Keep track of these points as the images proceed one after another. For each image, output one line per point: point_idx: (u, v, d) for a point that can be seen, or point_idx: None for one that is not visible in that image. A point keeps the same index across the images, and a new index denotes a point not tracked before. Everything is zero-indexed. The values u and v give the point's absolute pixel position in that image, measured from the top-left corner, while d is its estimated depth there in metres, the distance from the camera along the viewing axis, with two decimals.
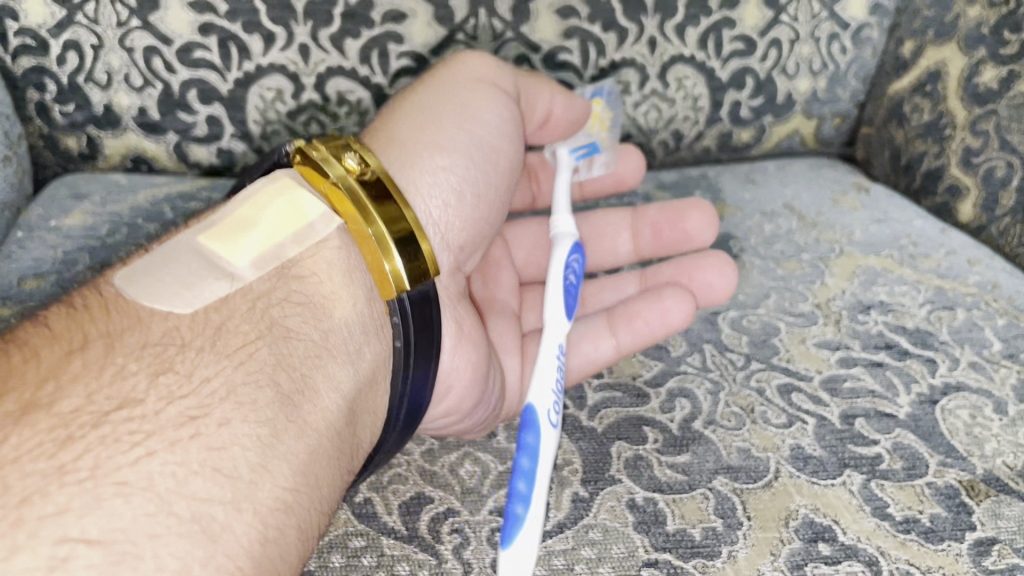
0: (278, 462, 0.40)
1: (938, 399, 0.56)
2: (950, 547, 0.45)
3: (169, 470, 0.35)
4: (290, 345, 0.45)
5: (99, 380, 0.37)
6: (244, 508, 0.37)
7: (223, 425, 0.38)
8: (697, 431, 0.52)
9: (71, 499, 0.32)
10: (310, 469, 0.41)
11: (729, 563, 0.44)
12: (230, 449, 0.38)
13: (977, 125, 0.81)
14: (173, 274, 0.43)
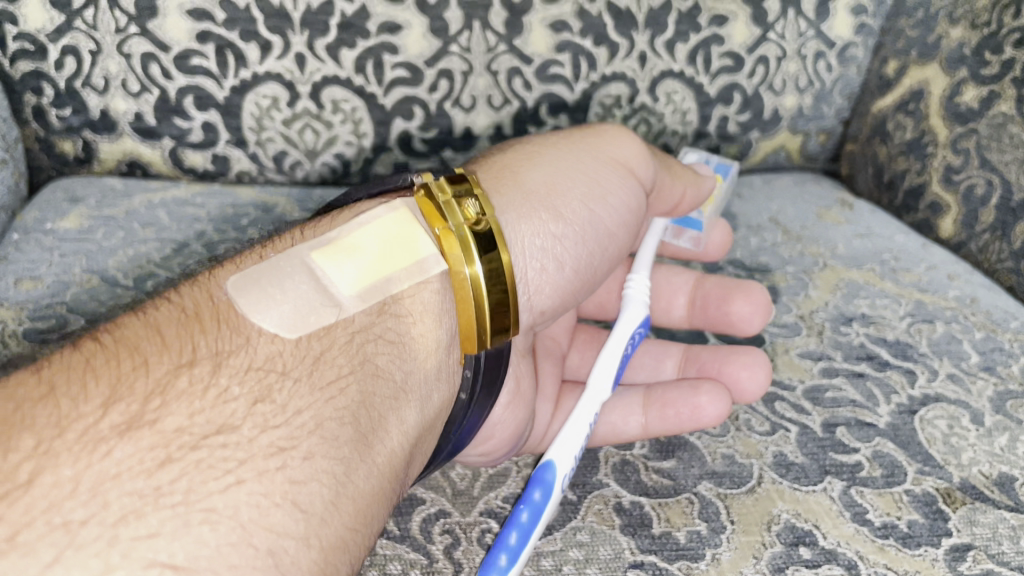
0: (347, 506, 0.38)
1: (917, 409, 0.57)
2: (927, 552, 0.47)
3: (255, 500, 0.34)
4: (379, 382, 0.43)
5: (202, 399, 0.36)
6: (313, 545, 0.36)
7: (308, 458, 0.37)
8: (683, 438, 0.54)
9: (162, 524, 0.31)
10: (369, 510, 0.40)
11: (712, 566, 0.45)
12: (309, 484, 0.37)
13: (958, 144, 0.83)
14: (281, 284, 0.41)
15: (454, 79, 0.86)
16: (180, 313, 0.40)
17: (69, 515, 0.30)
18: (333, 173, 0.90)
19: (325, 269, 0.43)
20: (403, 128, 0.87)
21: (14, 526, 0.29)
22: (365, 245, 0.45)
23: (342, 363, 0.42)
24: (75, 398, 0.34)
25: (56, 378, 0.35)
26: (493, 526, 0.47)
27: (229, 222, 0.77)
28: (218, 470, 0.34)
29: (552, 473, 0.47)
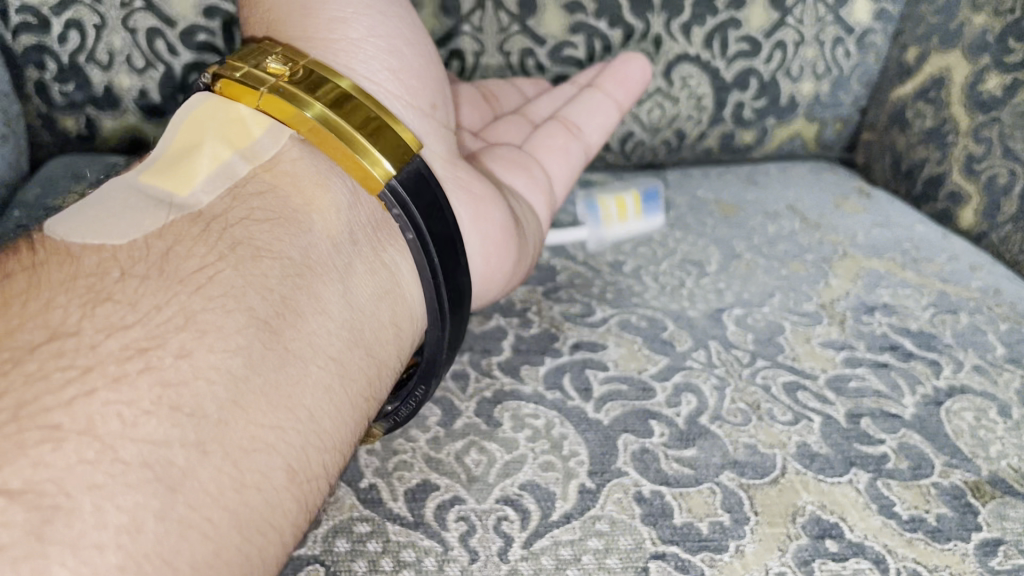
0: (276, 455, 0.35)
1: (942, 401, 0.55)
2: (956, 546, 0.45)
3: (161, 427, 0.32)
4: (324, 321, 0.39)
5: (132, 311, 0.34)
6: (220, 465, 0.33)
7: (201, 371, 0.34)
8: (704, 426, 0.51)
9: (46, 442, 0.29)
10: (316, 468, 0.37)
11: (736, 558, 0.43)
12: (268, 455, 0.35)
13: (980, 132, 0.81)
14: (108, 208, 0.38)
15: (465, 60, 0.84)
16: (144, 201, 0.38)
17: (143, 433, 0.31)
18: None
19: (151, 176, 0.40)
20: None
21: None
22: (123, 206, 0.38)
23: (272, 293, 0.38)
24: (105, 311, 0.33)
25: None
26: (510, 514, 0.44)
27: None
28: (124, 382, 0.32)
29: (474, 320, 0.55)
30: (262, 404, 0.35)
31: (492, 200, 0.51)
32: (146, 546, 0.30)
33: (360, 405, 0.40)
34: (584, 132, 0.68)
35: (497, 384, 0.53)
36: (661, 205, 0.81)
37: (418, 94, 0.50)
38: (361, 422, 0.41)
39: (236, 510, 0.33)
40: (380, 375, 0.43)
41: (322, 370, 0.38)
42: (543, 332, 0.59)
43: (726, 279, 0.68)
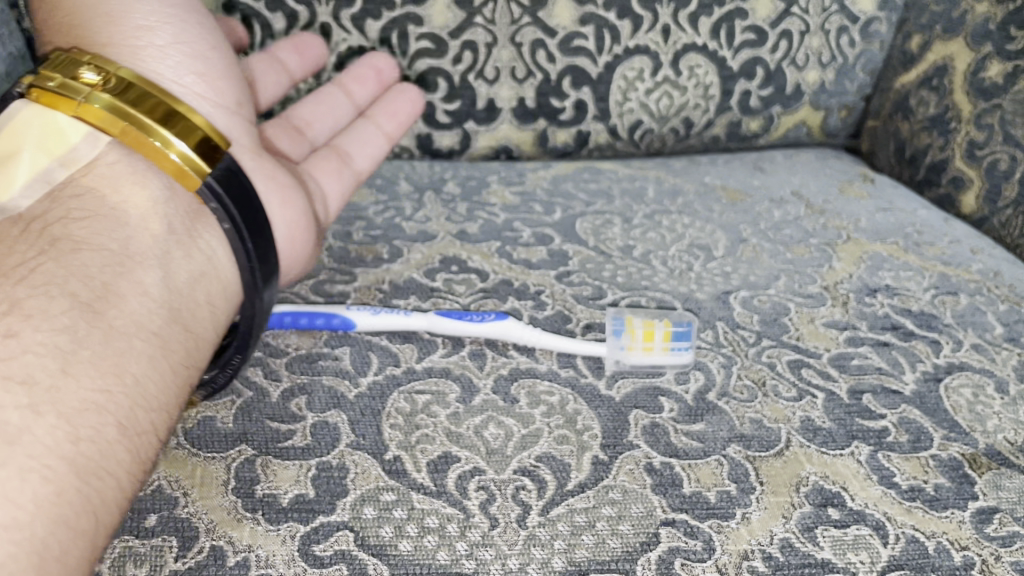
0: (106, 411, 0.40)
1: (941, 377, 0.58)
2: (953, 514, 0.47)
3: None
4: (140, 298, 0.45)
5: None
6: (46, 415, 0.38)
7: (26, 341, 0.39)
8: (711, 402, 0.54)
9: None
10: (145, 426, 0.42)
11: (743, 524, 0.45)
12: (95, 413, 0.40)
13: (982, 119, 0.83)
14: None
15: (477, 52, 0.86)
16: None
17: None
18: None
19: None
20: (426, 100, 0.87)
21: None
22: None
23: (88, 277, 0.43)
24: None
25: None
26: (528, 484, 0.46)
27: None
28: None
29: (320, 320, 0.56)
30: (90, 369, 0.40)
31: (296, 188, 0.57)
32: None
33: (181, 372, 0.46)
34: (354, 161, 0.70)
35: (513, 362, 0.56)
36: (669, 191, 0.83)
37: (224, 94, 0.55)
38: (185, 387, 0.46)
39: (74, 458, 0.38)
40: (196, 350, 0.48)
41: (144, 337, 0.44)
42: (556, 314, 0.61)
43: (734, 263, 0.70)
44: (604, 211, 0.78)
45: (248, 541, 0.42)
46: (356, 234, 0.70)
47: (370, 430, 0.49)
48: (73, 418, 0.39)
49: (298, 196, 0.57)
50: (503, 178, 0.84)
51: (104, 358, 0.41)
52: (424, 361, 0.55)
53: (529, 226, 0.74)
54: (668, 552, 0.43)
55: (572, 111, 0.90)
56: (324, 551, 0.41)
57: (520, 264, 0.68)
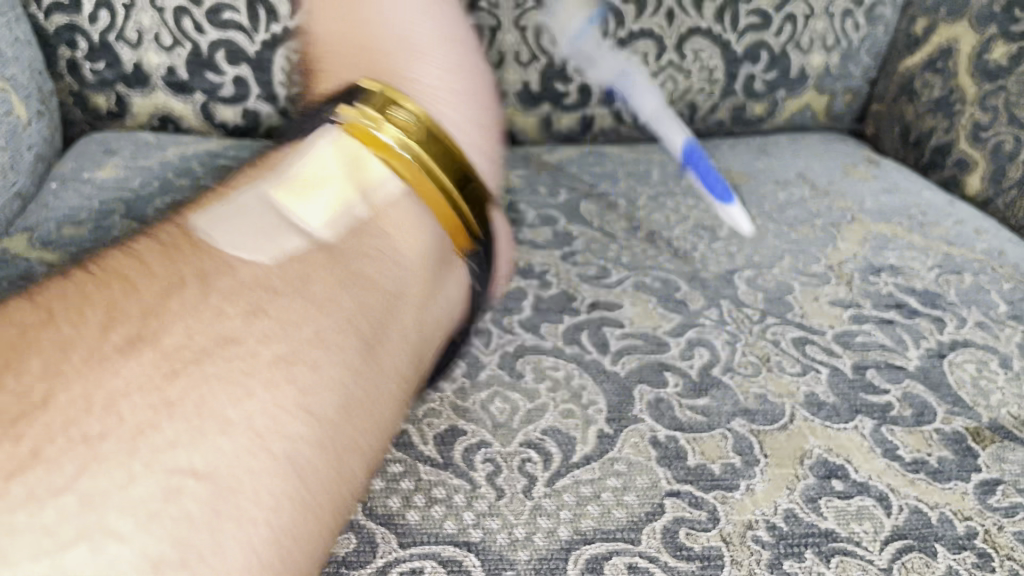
0: (259, 314, 0.40)
1: (945, 353, 0.58)
2: (957, 486, 0.47)
3: (263, 408, 0.36)
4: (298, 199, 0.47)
5: (199, 318, 0.38)
6: (253, 390, 0.37)
7: (174, 326, 0.37)
8: (716, 377, 0.54)
9: (176, 431, 0.33)
10: (372, 401, 0.41)
11: (747, 495, 0.45)
12: (321, 393, 0.38)
13: (986, 101, 0.83)
14: (250, 228, 0.44)
15: (481, 36, 0.86)
16: (179, 250, 0.42)
17: (157, 433, 0.33)
18: None
19: (287, 204, 0.46)
20: None
21: (35, 443, 0.31)
22: (332, 168, 0.50)
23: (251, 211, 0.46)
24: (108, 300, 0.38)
25: (54, 305, 0.37)
26: (534, 456, 0.47)
27: None
28: (66, 326, 0.35)
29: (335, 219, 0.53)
30: (364, 311, 0.44)
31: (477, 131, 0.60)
32: (227, 478, 0.33)
33: (431, 260, 0.51)
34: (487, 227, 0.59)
35: (519, 339, 0.56)
36: (674, 174, 0.84)
37: None
38: (411, 392, 0.46)
39: (259, 428, 0.36)
40: (420, 270, 0.50)
41: (285, 284, 0.42)
42: (562, 293, 0.62)
43: (739, 243, 0.71)
44: (608, 193, 0.78)
45: None
46: None
47: None
48: (255, 339, 0.39)
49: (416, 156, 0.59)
50: (507, 162, 0.85)
51: (242, 233, 0.44)
52: None
53: (534, 207, 0.75)
54: (673, 522, 0.43)
55: (577, 94, 0.90)
56: None
57: (526, 244, 0.68)
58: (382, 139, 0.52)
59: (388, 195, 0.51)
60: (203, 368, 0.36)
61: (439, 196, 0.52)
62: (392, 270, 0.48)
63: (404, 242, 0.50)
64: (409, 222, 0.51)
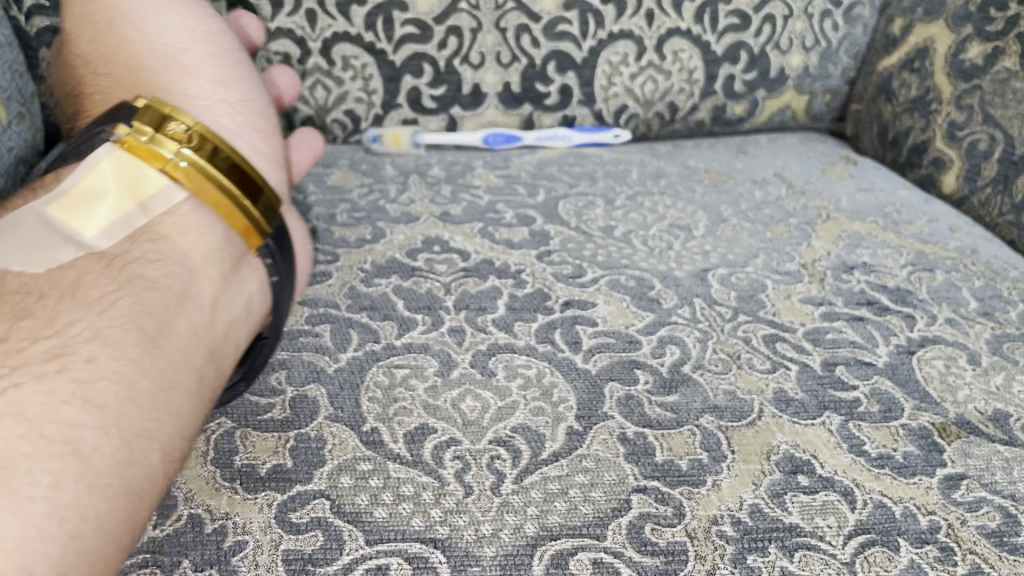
0: (89, 338, 0.41)
1: (915, 350, 0.59)
2: (921, 480, 0.48)
3: (63, 419, 0.38)
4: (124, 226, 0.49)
5: (23, 349, 0.39)
6: (62, 407, 0.38)
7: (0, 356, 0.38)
8: (686, 374, 0.54)
9: None
10: (162, 393, 0.42)
11: (713, 491, 0.46)
12: (99, 381, 0.40)
13: (962, 100, 0.84)
14: (27, 237, 0.46)
15: (462, 37, 0.86)
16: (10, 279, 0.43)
17: None
18: (343, 131, 0.89)
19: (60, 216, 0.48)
20: (412, 85, 0.87)
21: None
22: (106, 183, 0.50)
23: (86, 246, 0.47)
24: None
25: None
26: (503, 453, 0.47)
27: None
28: None
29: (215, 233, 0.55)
30: (149, 307, 0.45)
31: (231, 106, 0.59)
32: (31, 488, 0.35)
33: (218, 256, 0.52)
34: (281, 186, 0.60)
35: (492, 338, 0.57)
36: (652, 174, 0.84)
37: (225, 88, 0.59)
38: (216, 387, 0.47)
39: (67, 443, 0.37)
40: (207, 265, 0.51)
41: (122, 315, 0.43)
42: (536, 292, 0.62)
43: (714, 242, 0.71)
44: (586, 193, 0.79)
45: (225, 509, 0.42)
46: (340, 216, 0.71)
47: (348, 403, 0.50)
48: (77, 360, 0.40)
49: (270, 154, 0.59)
50: (488, 162, 0.85)
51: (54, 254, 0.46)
52: (404, 337, 0.56)
53: (511, 207, 0.75)
54: (639, 518, 0.44)
55: (558, 95, 0.91)
56: (300, 518, 0.42)
57: (502, 244, 0.68)
58: (159, 152, 0.52)
59: (177, 205, 0.52)
60: (27, 394, 0.37)
61: (229, 191, 0.53)
62: (182, 271, 0.49)
63: (189, 240, 0.51)
64: (197, 228, 0.52)
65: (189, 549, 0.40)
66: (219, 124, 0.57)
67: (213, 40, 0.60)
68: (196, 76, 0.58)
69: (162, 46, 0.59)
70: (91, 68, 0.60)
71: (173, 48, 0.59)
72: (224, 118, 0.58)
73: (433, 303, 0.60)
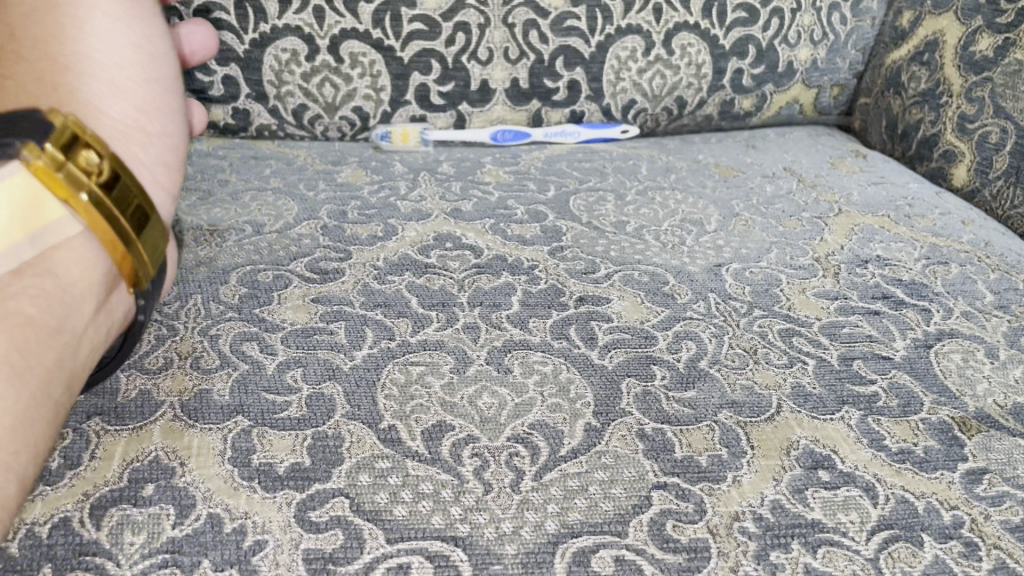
0: None
1: (932, 343, 0.58)
2: (943, 475, 0.47)
3: None
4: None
5: None
6: None
7: None
8: (703, 369, 0.54)
9: None
10: (23, 427, 0.40)
11: (734, 487, 0.46)
12: None
13: (973, 92, 0.83)
14: None
15: (470, 33, 0.85)
16: None
17: None
18: (351, 128, 0.89)
19: None
20: (420, 82, 0.87)
21: None
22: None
23: None
24: None
25: None
26: (521, 450, 0.47)
27: (252, 172, 0.78)
28: None
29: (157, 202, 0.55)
30: (19, 342, 0.42)
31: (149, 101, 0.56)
32: None
33: (98, 291, 0.47)
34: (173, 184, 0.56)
35: (507, 334, 0.56)
36: (662, 169, 0.84)
37: (144, 87, 0.56)
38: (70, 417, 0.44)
39: None
40: (86, 298, 0.46)
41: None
42: (550, 287, 0.62)
43: (728, 236, 0.71)
44: (597, 188, 0.79)
45: (244, 508, 0.42)
46: (351, 213, 0.71)
47: (365, 401, 0.49)
48: None
49: (172, 157, 0.56)
50: (497, 159, 0.85)
51: None
52: (418, 334, 0.56)
53: (522, 203, 0.75)
54: (660, 514, 0.43)
55: (566, 90, 0.90)
56: (319, 517, 0.42)
57: (514, 240, 0.68)
58: (68, 185, 0.45)
59: (70, 238, 0.46)
60: None
61: (128, 239, 0.47)
62: (61, 303, 0.45)
63: (71, 271, 0.46)
64: (84, 261, 0.46)
65: (209, 548, 0.40)
66: (132, 155, 0.53)
67: (140, 39, 0.58)
68: (120, 97, 0.54)
69: (94, 53, 0.55)
70: (8, 45, 0.53)
71: (105, 61, 0.55)
72: (138, 149, 0.53)
73: (447, 300, 0.59)
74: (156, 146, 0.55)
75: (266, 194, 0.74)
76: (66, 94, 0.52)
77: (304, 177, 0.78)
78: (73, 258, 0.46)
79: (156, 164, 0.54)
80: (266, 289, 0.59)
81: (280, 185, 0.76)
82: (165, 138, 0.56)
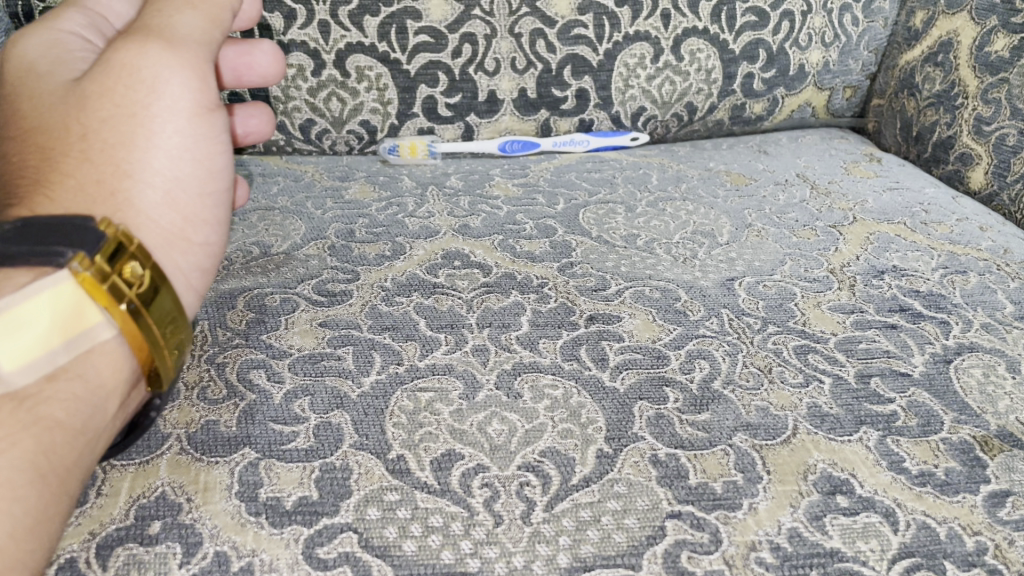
0: None
1: (951, 358, 0.57)
2: (965, 498, 0.46)
3: None
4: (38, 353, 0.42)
5: None
6: None
7: None
8: (717, 390, 0.53)
9: None
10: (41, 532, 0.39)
11: (750, 515, 0.45)
12: None
13: (989, 94, 0.81)
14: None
15: (476, 44, 0.84)
16: None
17: None
18: (359, 142, 0.88)
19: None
20: (427, 94, 0.86)
21: None
22: (38, 315, 0.42)
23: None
24: None
25: None
26: (532, 479, 0.46)
27: (260, 190, 0.78)
28: None
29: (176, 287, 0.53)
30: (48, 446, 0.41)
31: (196, 216, 0.55)
32: None
33: (126, 387, 0.47)
34: (203, 280, 0.56)
35: (517, 356, 0.55)
36: (673, 178, 0.83)
37: (193, 202, 0.55)
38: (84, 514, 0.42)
39: None
40: (108, 400, 0.45)
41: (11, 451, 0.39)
42: (560, 306, 0.61)
43: (739, 249, 0.70)
44: (607, 201, 0.78)
45: (252, 546, 0.41)
46: (359, 231, 0.70)
47: (373, 430, 0.49)
48: None
49: (206, 264, 0.56)
50: (505, 171, 0.84)
51: None
52: (427, 358, 0.55)
53: (531, 218, 0.74)
54: (674, 545, 0.43)
55: (574, 99, 0.89)
56: (328, 554, 0.41)
57: (523, 257, 0.67)
58: (111, 296, 0.44)
59: (102, 342, 0.45)
60: None
61: (155, 339, 0.45)
62: (91, 405, 0.44)
63: (100, 375, 0.45)
64: (115, 363, 0.46)
65: None
66: (173, 264, 0.53)
67: (201, 148, 0.55)
68: (170, 207, 0.53)
69: (155, 164, 0.53)
70: (79, 145, 0.51)
71: (165, 174, 0.53)
72: (179, 258, 0.53)
73: (456, 321, 0.59)
74: (190, 259, 0.54)
75: (273, 212, 0.73)
76: (123, 202, 0.51)
77: (311, 194, 0.77)
78: (108, 363, 0.45)
79: (188, 276, 0.54)
80: (274, 313, 0.59)
81: (286, 204, 0.75)
82: (201, 250, 0.55)
